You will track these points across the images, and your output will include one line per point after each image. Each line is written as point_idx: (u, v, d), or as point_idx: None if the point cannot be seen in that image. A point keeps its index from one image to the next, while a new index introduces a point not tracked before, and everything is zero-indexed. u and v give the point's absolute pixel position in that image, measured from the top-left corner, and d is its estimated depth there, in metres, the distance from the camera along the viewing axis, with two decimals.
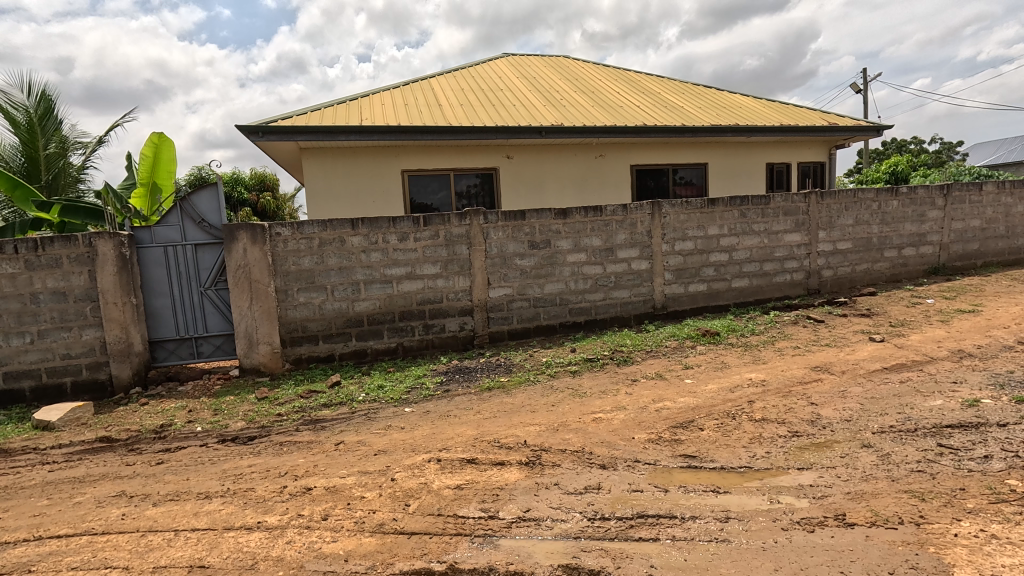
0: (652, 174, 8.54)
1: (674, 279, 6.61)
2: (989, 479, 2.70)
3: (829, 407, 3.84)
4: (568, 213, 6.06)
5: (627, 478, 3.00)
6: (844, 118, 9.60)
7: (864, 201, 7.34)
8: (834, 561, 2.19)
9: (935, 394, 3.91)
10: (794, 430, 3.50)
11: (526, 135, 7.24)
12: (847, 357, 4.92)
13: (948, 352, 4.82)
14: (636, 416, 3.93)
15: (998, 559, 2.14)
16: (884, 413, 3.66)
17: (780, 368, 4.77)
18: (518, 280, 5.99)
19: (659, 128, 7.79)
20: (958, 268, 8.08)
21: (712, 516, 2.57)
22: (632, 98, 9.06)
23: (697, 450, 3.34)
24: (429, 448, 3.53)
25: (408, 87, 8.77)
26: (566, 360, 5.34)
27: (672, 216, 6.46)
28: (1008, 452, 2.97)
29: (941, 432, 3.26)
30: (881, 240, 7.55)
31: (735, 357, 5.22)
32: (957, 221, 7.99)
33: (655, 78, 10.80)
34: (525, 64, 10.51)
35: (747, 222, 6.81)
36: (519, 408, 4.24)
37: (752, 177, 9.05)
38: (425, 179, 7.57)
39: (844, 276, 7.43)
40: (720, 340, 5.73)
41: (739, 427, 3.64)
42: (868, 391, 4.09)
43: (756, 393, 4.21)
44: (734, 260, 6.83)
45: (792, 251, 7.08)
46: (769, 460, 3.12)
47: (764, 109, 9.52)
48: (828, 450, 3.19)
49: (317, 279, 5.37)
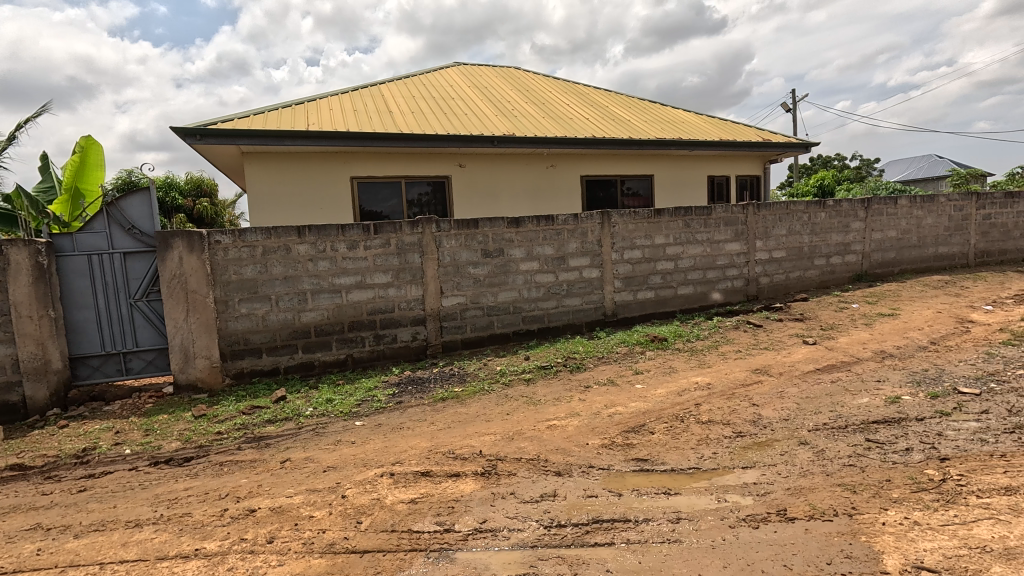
0: (601, 186, 8.78)
1: (624, 286, 6.79)
2: (911, 470, 2.92)
3: (769, 407, 4.04)
4: (520, 222, 6.12)
5: (582, 484, 3.03)
6: (777, 135, 10.24)
7: (795, 213, 7.84)
8: (777, 555, 2.28)
9: (862, 392, 4.20)
10: (737, 431, 3.66)
11: (478, 144, 7.27)
12: (783, 359, 5.22)
13: (872, 353, 5.20)
14: (589, 422, 3.98)
15: (921, 544, 2.27)
16: (818, 411, 3.90)
17: (724, 371, 4.99)
18: (471, 288, 5.96)
19: (607, 140, 8.01)
20: (878, 275, 8.76)
21: (664, 518, 2.64)
22: (581, 110, 9.31)
23: (648, 453, 3.43)
24: (380, 462, 3.43)
25: (357, 92, 8.60)
26: (520, 369, 5.35)
27: (621, 226, 6.66)
28: (926, 444, 3.22)
29: (868, 428, 3.51)
30: (811, 249, 8.07)
31: (682, 361, 5.41)
32: (877, 231, 8.67)
33: (603, 91, 11.12)
34: (476, 73, 10.57)
35: (691, 232, 7.11)
36: (473, 417, 4.20)
37: (694, 189, 9.47)
38: (375, 186, 7.42)
39: (780, 283, 7.88)
40: (667, 346, 5.92)
41: (687, 429, 3.76)
42: (803, 391, 4.33)
43: (703, 396, 4.38)
44: (679, 268, 7.10)
45: (732, 259, 7.44)
46: (715, 461, 3.24)
47: (704, 124, 10.00)
48: (769, 448, 3.35)
49: (260, 289, 5.13)
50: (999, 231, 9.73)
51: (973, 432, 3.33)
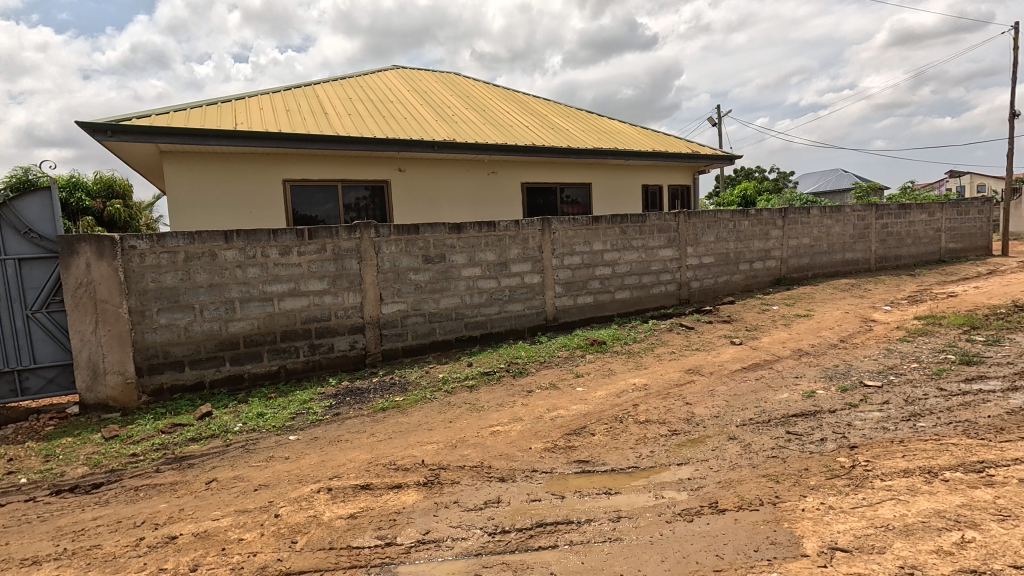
0: (541, 193, 8.92)
1: (564, 292, 6.93)
2: (825, 458, 3.17)
3: (701, 405, 4.25)
4: (462, 228, 6.10)
5: (525, 489, 3.05)
6: (704, 147, 10.86)
7: (721, 221, 8.33)
8: (710, 546, 2.40)
9: (782, 388, 4.51)
10: (672, 429, 3.82)
11: (419, 148, 7.18)
12: (713, 359, 5.52)
13: (791, 352, 5.61)
14: (531, 426, 4.01)
15: (835, 526, 2.45)
16: (744, 407, 4.15)
17: (659, 372, 5.19)
18: (412, 295, 5.86)
19: (546, 148, 8.17)
20: (795, 279, 9.47)
21: (606, 517, 2.70)
22: (521, 118, 9.43)
23: (589, 455, 3.50)
24: (317, 478, 3.28)
25: (289, 92, 8.26)
26: (463, 375, 5.31)
27: (561, 233, 6.80)
28: (837, 434, 3.50)
29: (788, 421, 3.78)
30: (736, 255, 8.61)
31: (620, 363, 5.58)
32: (793, 239, 9.38)
33: (542, 100, 11.34)
34: (416, 77, 10.46)
35: (627, 238, 7.37)
36: (415, 427, 4.12)
37: (629, 197, 9.84)
38: (310, 190, 7.14)
39: (709, 287, 8.34)
40: (606, 349, 6.10)
41: (626, 429, 3.88)
42: (731, 389, 4.60)
43: (640, 397, 4.54)
44: (617, 273, 7.34)
45: (665, 264, 7.79)
46: (652, 459, 3.36)
47: (638, 136, 10.43)
48: (701, 445, 3.53)
49: (182, 298, 4.78)
50: (894, 239, 10.82)
51: (876, 421, 3.67)
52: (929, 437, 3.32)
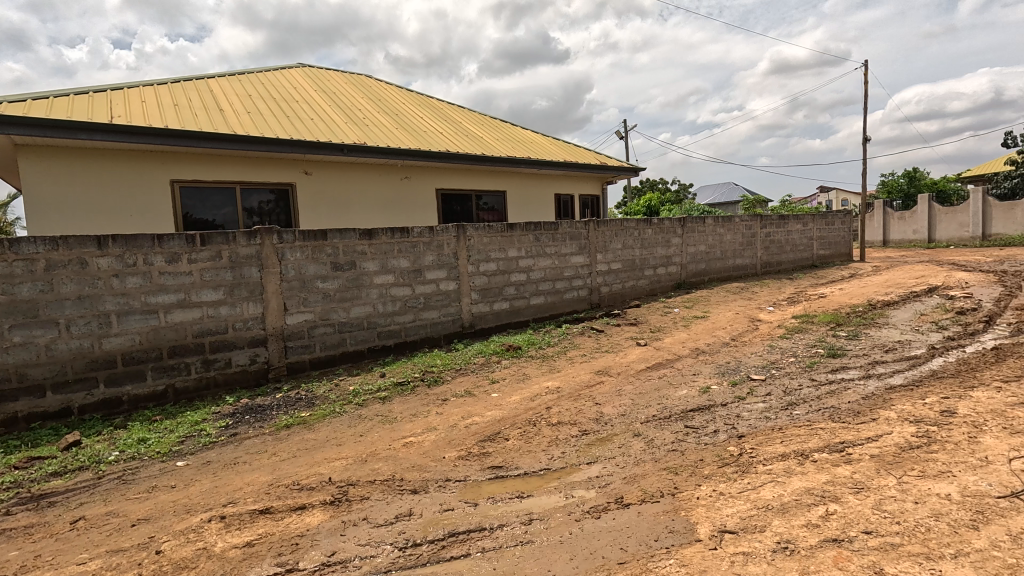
0: (456, 200, 8.91)
1: (480, 298, 6.95)
2: (718, 448, 3.44)
3: (609, 405, 4.45)
4: (373, 234, 5.92)
5: (438, 499, 3.00)
6: (611, 159, 11.44)
7: (628, 229, 8.81)
8: (615, 540, 2.50)
9: (682, 385, 4.85)
10: (583, 429, 3.96)
11: (327, 151, 6.89)
12: (621, 360, 5.80)
13: (689, 351, 6.05)
14: (446, 435, 3.97)
15: (724, 510, 2.66)
16: (648, 404, 4.40)
17: (571, 375, 5.36)
18: (320, 304, 5.58)
19: (461, 155, 8.18)
20: (694, 283, 10.24)
21: (517, 521, 2.73)
22: (435, 124, 9.37)
23: (503, 460, 3.53)
24: (208, 506, 3.00)
25: (179, 84, 7.57)
26: (375, 387, 5.13)
27: (476, 239, 6.82)
28: (728, 425, 3.82)
29: (686, 415, 4.06)
30: (641, 262, 9.14)
31: (535, 368, 5.70)
32: (691, 246, 10.14)
33: (456, 107, 11.34)
34: (323, 77, 10.02)
35: (541, 245, 7.56)
36: (323, 442, 3.92)
37: (543, 205, 10.11)
38: (204, 192, 6.58)
39: (618, 292, 8.77)
40: (521, 354, 6.19)
41: (539, 432, 3.96)
42: (636, 388, 4.86)
43: (553, 399, 4.66)
44: (531, 279, 7.50)
45: (577, 270, 8.08)
46: (563, 460, 3.46)
47: (550, 146, 10.77)
48: (609, 443, 3.69)
49: (42, 312, 4.19)
50: (776, 247, 12.07)
51: (760, 411, 4.05)
52: (802, 423, 3.72)
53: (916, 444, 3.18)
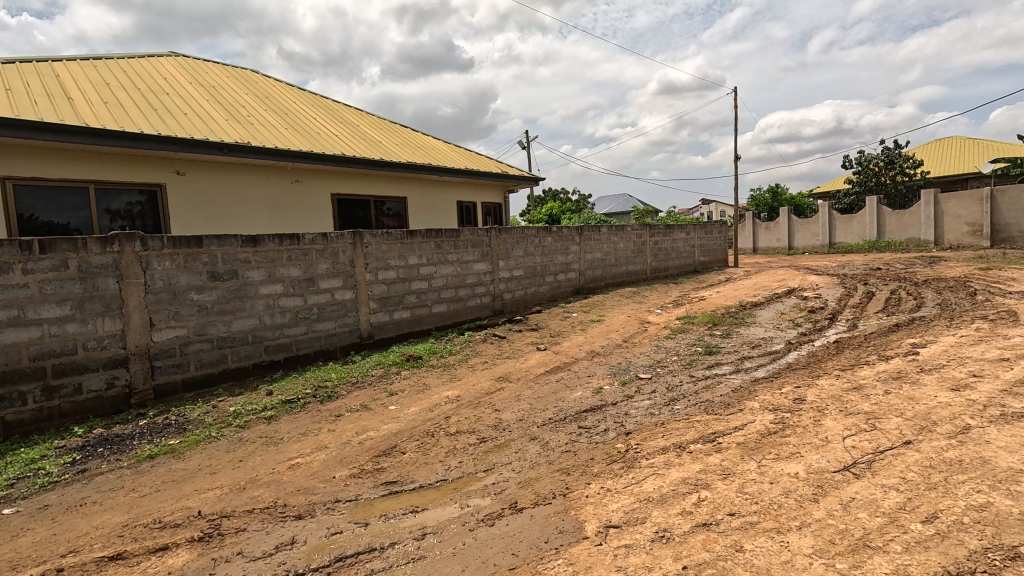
0: (355, 205, 8.57)
1: (379, 307, 6.72)
2: (607, 446, 3.62)
3: (508, 410, 4.50)
4: (258, 241, 5.50)
5: (325, 522, 2.83)
6: (512, 168, 11.70)
7: (529, 237, 9.04)
8: (507, 546, 2.52)
9: (577, 387, 5.05)
10: (481, 436, 3.97)
11: (204, 150, 6.30)
12: (521, 366, 5.91)
13: (585, 353, 6.32)
14: (337, 453, 3.77)
15: (610, 506, 2.80)
16: (545, 408, 4.51)
17: (472, 383, 5.36)
18: (194, 318, 5.06)
19: (357, 159, 7.89)
20: (591, 288, 10.75)
21: (410, 537, 2.66)
22: (330, 126, 8.96)
23: (398, 474, 3.42)
24: (44, 559, 2.57)
25: (14, 65, 6.49)
26: (259, 406, 4.73)
27: (374, 246, 6.59)
28: (617, 423, 4.04)
29: (580, 416, 4.23)
30: (542, 268, 9.41)
31: (435, 377, 5.61)
32: (588, 253, 10.64)
33: (353, 109, 10.94)
34: (201, 68, 9.16)
35: (442, 253, 7.50)
36: (195, 472, 3.54)
37: (445, 213, 10.06)
38: (49, 191, 5.69)
39: (519, 298, 8.95)
40: (422, 363, 6.07)
41: (436, 443, 3.89)
42: (535, 392, 4.98)
43: (452, 409, 4.61)
44: (433, 287, 7.40)
45: (480, 277, 8.12)
46: (460, 469, 3.43)
47: (452, 153, 10.76)
48: (506, 449, 3.72)
49: None
50: (663, 254, 13.06)
51: (646, 408, 4.32)
52: (682, 417, 4.03)
53: (774, 430, 3.58)
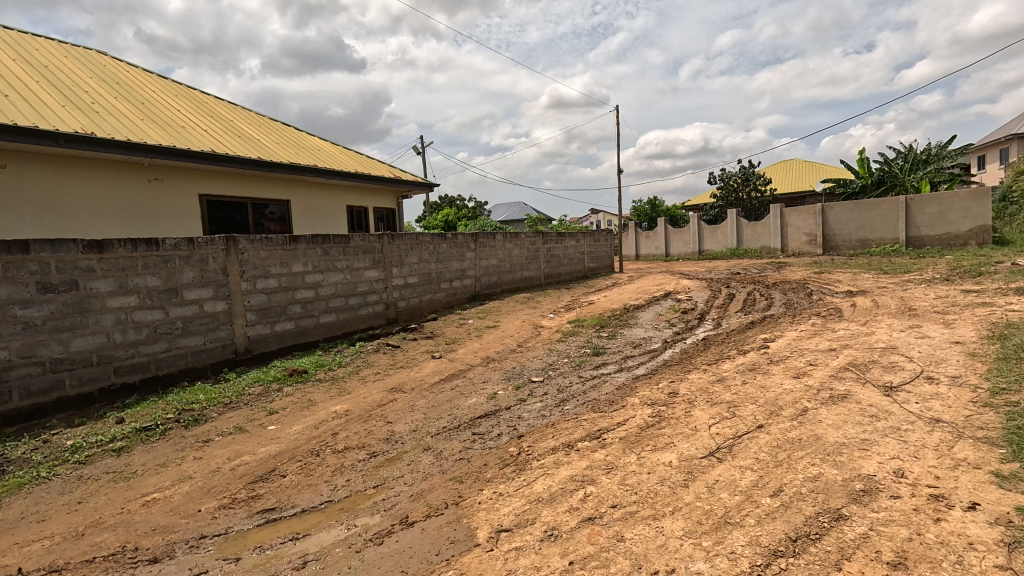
0: (229, 208, 7.82)
1: (258, 319, 6.17)
2: (500, 451, 3.65)
3: (400, 422, 4.36)
4: (105, 246, 4.79)
5: (187, 563, 2.51)
6: (406, 173, 11.47)
7: (423, 244, 8.89)
8: (397, 564, 2.43)
9: (472, 394, 5.04)
10: (371, 451, 3.80)
11: (32, 140, 5.33)
12: (415, 375, 5.77)
13: (480, 359, 6.35)
14: (205, 483, 3.38)
15: (502, 510, 2.81)
16: (439, 417, 4.44)
17: (363, 395, 5.12)
18: (18, 337, 4.26)
19: (232, 157, 7.22)
20: (487, 294, 10.86)
21: (289, 568, 2.45)
22: (198, 120, 8.09)
23: (277, 500, 3.15)
24: None
25: None
26: (106, 437, 4.09)
27: (251, 253, 6.06)
28: (510, 427, 4.09)
29: (474, 423, 4.23)
30: (437, 275, 9.30)
31: (322, 392, 5.27)
32: (484, 260, 10.74)
33: (226, 103, 10.00)
34: (28, 43, 7.78)
35: (330, 259, 7.10)
36: (17, 522, 2.95)
37: (334, 217, 9.57)
38: None
39: (414, 306, 8.76)
40: (307, 378, 5.67)
41: (322, 462, 3.65)
42: (429, 401, 4.88)
43: (340, 424, 4.36)
44: (320, 296, 6.98)
45: (371, 285, 7.81)
46: (348, 488, 3.25)
47: (340, 155, 10.27)
48: (398, 462, 3.60)
49: None
50: (555, 260, 13.59)
51: (538, 410, 4.44)
52: (571, 417, 4.20)
53: (651, 423, 3.87)
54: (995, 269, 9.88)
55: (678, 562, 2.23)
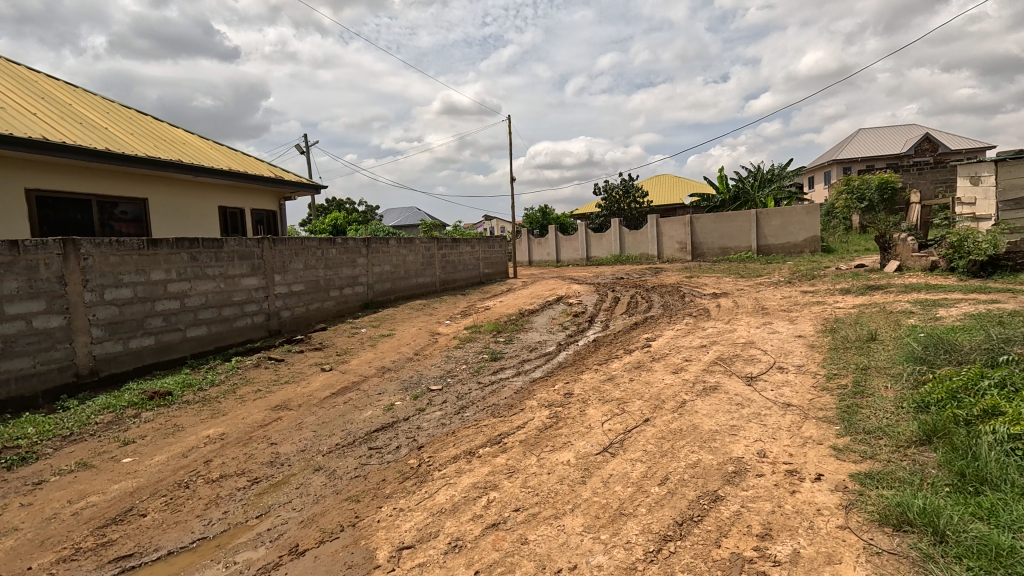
0: (67, 206, 6.67)
1: (107, 335, 5.33)
2: (399, 464, 3.51)
3: (286, 442, 4.02)
4: None
5: None
6: (288, 173, 10.68)
7: (309, 249, 8.33)
8: None
9: (367, 406, 4.81)
10: (253, 477, 3.44)
11: None
12: (303, 390, 5.35)
13: (375, 370, 6.09)
14: (36, 535, 2.82)
15: (402, 527, 2.70)
16: (331, 433, 4.17)
17: (241, 416, 4.63)
18: None
19: (70, 147, 6.18)
20: (381, 302, 10.46)
21: None
22: (23, 100, 6.81)
23: (136, 545, 2.72)
24: None
25: None
26: None
27: (97, 259, 5.22)
28: (409, 438, 3.97)
29: (370, 437, 4.03)
30: (325, 282, 8.76)
31: (192, 415, 4.68)
32: (377, 266, 10.34)
33: (61, 82, 8.53)
34: None
35: (199, 266, 6.36)
36: None
37: (203, 219, 8.60)
38: None
39: (300, 315, 8.16)
40: (172, 400, 5.00)
41: (193, 495, 3.23)
42: (319, 418, 4.56)
43: (214, 450, 3.90)
44: (187, 307, 6.22)
45: (250, 294, 7.13)
46: (225, 521, 2.91)
47: (210, 150, 9.28)
48: (284, 486, 3.31)
49: None
50: (451, 266, 13.52)
51: (437, 419, 4.36)
52: (471, 424, 4.18)
53: (549, 424, 3.99)
54: (824, 273, 11.73)
55: (579, 557, 2.31)
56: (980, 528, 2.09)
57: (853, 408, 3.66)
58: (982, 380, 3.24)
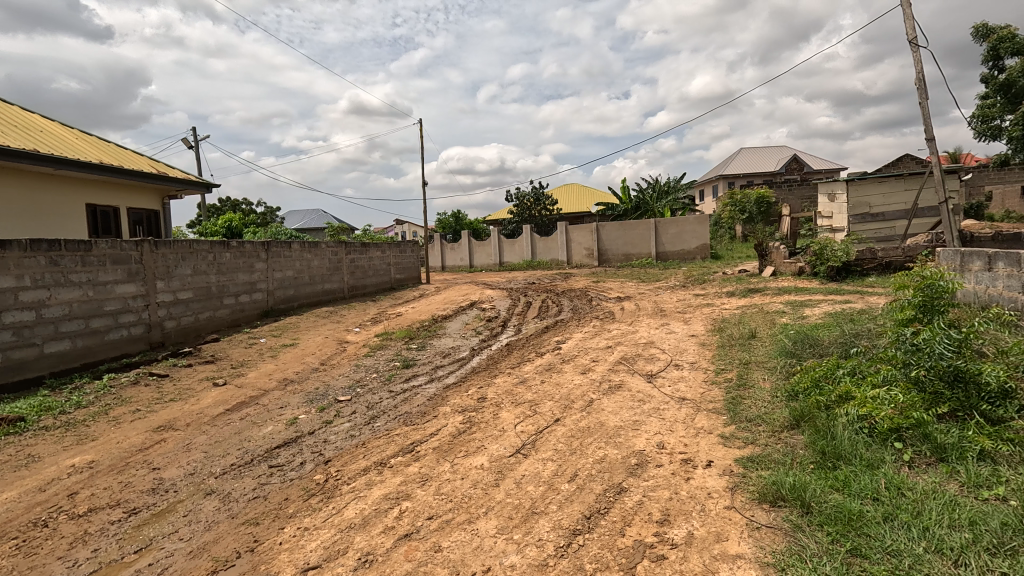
0: None
1: None
2: (304, 481, 3.32)
3: (172, 466, 3.63)
4: None
5: None
6: (172, 169, 9.69)
7: (199, 253, 7.61)
8: None
9: (267, 422, 4.49)
10: (130, 508, 3.07)
11: None
12: (191, 408, 4.87)
13: (276, 382, 5.69)
14: None
15: (307, 547, 2.56)
16: (225, 453, 3.83)
17: (116, 440, 4.11)
18: None
19: None
20: (282, 309, 9.80)
21: None
22: None
23: None
24: None
25: None
26: None
27: None
28: (315, 453, 3.76)
29: (271, 454, 3.77)
30: (218, 289, 8.05)
31: (51, 443, 4.08)
32: (278, 271, 9.69)
33: None
34: None
35: (61, 271, 5.58)
36: None
37: (66, 219, 7.54)
38: None
39: (188, 326, 7.41)
40: (25, 427, 4.31)
41: (54, 534, 2.82)
42: (212, 437, 4.18)
43: (81, 481, 3.43)
44: (45, 318, 5.41)
45: (126, 303, 6.36)
46: (96, 560, 2.57)
47: (75, 140, 8.18)
48: (169, 515, 2.99)
49: None
50: (360, 272, 13.01)
51: (345, 431, 4.17)
52: (382, 434, 4.05)
53: (462, 429, 3.98)
54: (713, 278, 12.87)
55: (493, 559, 2.33)
56: (837, 497, 2.41)
57: (737, 399, 4.06)
58: (838, 369, 3.75)
